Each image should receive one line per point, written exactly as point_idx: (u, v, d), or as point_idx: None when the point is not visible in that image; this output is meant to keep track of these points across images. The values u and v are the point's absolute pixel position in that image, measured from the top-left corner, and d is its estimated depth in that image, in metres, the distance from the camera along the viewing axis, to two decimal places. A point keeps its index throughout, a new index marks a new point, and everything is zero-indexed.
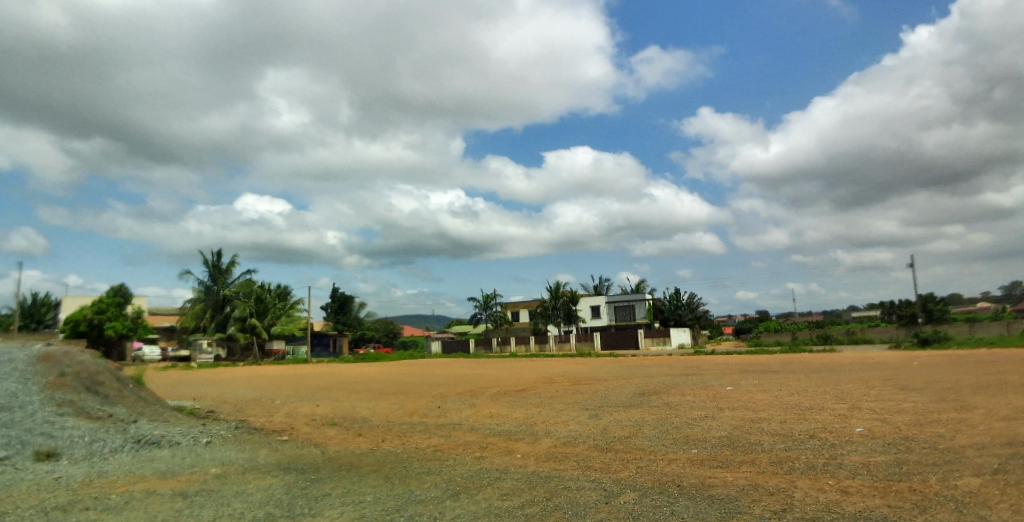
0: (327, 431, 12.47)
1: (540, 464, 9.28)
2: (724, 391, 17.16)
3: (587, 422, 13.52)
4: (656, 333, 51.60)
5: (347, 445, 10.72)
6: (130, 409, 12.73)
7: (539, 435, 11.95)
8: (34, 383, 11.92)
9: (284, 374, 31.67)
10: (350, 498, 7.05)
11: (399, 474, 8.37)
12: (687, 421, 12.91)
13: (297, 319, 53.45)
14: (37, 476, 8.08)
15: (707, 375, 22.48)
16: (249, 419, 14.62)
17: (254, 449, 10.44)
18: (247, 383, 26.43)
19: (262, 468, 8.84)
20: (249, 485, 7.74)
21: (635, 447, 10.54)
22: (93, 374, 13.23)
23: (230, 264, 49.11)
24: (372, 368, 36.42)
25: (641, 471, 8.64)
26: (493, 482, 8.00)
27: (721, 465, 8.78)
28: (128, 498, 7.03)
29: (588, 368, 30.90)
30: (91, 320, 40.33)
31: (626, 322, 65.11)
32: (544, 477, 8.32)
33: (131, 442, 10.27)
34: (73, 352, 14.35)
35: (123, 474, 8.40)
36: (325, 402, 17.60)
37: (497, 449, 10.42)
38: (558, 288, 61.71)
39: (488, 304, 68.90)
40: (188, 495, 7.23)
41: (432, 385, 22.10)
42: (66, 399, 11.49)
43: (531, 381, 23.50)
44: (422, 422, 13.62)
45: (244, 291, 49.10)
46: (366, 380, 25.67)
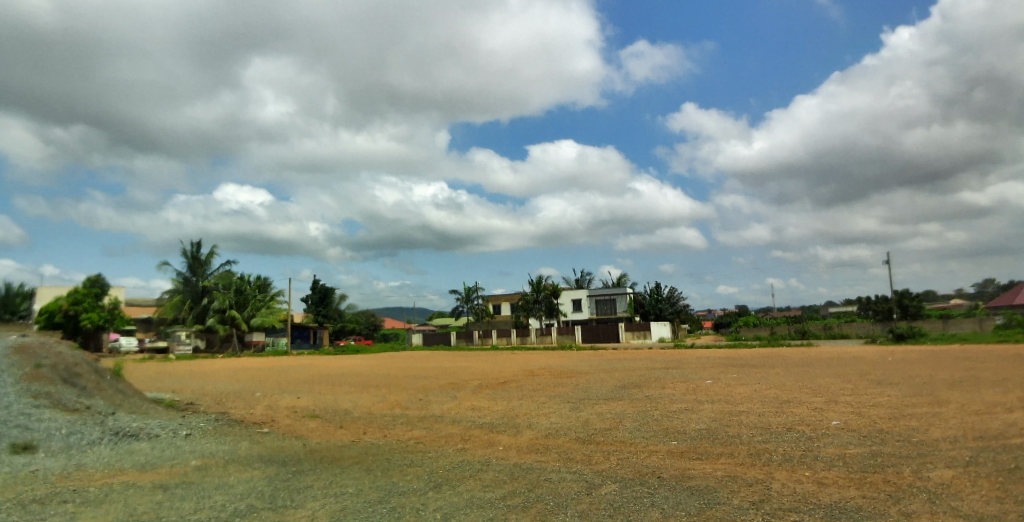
0: (309, 423, 12.42)
1: (522, 456, 9.37)
2: (704, 384, 17.40)
3: (569, 414, 13.66)
4: (636, 327, 52.04)
5: (329, 438, 10.72)
6: (109, 402, 12.57)
7: (521, 427, 12.04)
8: (9, 374, 11.70)
9: (264, 367, 31.45)
10: (334, 490, 7.06)
11: (382, 467, 8.38)
12: (667, 414, 13.08)
13: (278, 310, 53.07)
14: (14, 469, 7.98)
15: (687, 369, 22.78)
16: (230, 411, 14.54)
17: (235, 441, 10.39)
18: (226, 375, 26.15)
19: (244, 460, 8.80)
20: (231, 477, 7.70)
21: (615, 439, 10.67)
22: (70, 366, 13.05)
23: (210, 255, 48.45)
24: (353, 360, 36.18)
25: (621, 463, 8.76)
26: (477, 473, 8.06)
27: (700, 457, 8.93)
28: (108, 490, 6.98)
29: (569, 361, 31.08)
30: (66, 312, 39.63)
31: (608, 315, 65.57)
32: (526, 469, 8.39)
33: (109, 434, 10.16)
34: (47, 343, 14.11)
35: (102, 466, 8.32)
36: (307, 395, 17.50)
37: (479, 442, 10.49)
38: (540, 282, 61.84)
39: (470, 297, 68.94)
40: (168, 487, 7.18)
41: (413, 378, 22.09)
42: (42, 391, 11.32)
43: (513, 374, 23.61)
44: (404, 414, 13.64)
45: (223, 283, 48.62)
46: (347, 373, 25.55)
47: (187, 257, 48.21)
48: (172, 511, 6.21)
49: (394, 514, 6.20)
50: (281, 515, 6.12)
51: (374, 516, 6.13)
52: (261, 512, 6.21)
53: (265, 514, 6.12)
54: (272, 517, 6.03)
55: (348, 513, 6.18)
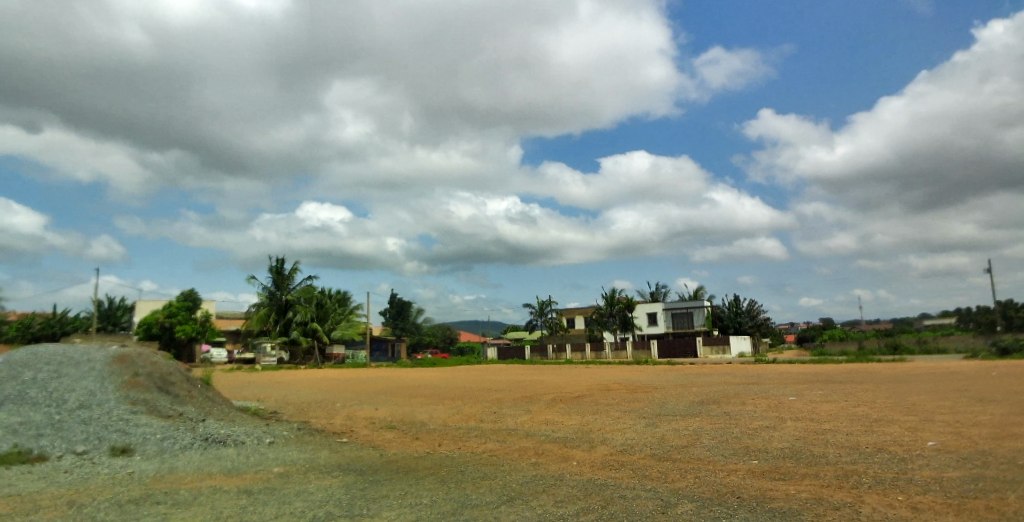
0: (385, 434, 12.65)
1: (595, 471, 9.17)
2: (787, 401, 16.55)
3: (644, 430, 13.30)
4: (714, 342, 50.31)
5: (405, 448, 10.89)
6: (198, 409, 13.28)
7: (594, 443, 11.81)
8: (111, 381, 12.58)
9: (344, 378, 32.51)
10: (408, 500, 7.12)
11: (454, 478, 8.41)
12: (747, 432, 12.50)
13: (356, 324, 54.84)
14: (113, 470, 8.54)
15: (768, 385, 21.75)
16: (311, 421, 15.06)
17: (316, 449, 10.71)
18: (308, 386, 27.14)
19: (322, 468, 9.05)
20: (310, 485, 7.92)
21: (693, 457, 10.27)
22: (164, 375, 13.91)
23: (293, 270, 50.48)
24: (429, 373, 36.81)
25: (699, 481, 8.41)
26: (550, 488, 7.93)
27: (782, 477, 8.44)
28: (197, 494, 7.32)
29: (643, 376, 30.37)
30: (163, 323, 42.94)
31: (684, 329, 63.74)
32: (600, 485, 8.21)
33: (199, 440, 10.73)
34: (146, 352, 15.11)
35: (192, 470, 8.78)
36: (384, 406, 17.92)
37: (553, 456, 10.35)
38: (612, 295, 60.96)
39: (543, 311, 68.98)
40: (252, 492, 7.47)
41: (487, 391, 22.19)
42: (139, 398, 12.11)
43: (587, 388, 23.30)
44: (478, 427, 13.69)
45: (305, 296, 50.48)
46: (422, 385, 26.00)
47: (272, 272, 50.57)
48: (255, 515, 6.42)
49: None
50: None
51: None
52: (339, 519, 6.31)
53: None
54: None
55: None
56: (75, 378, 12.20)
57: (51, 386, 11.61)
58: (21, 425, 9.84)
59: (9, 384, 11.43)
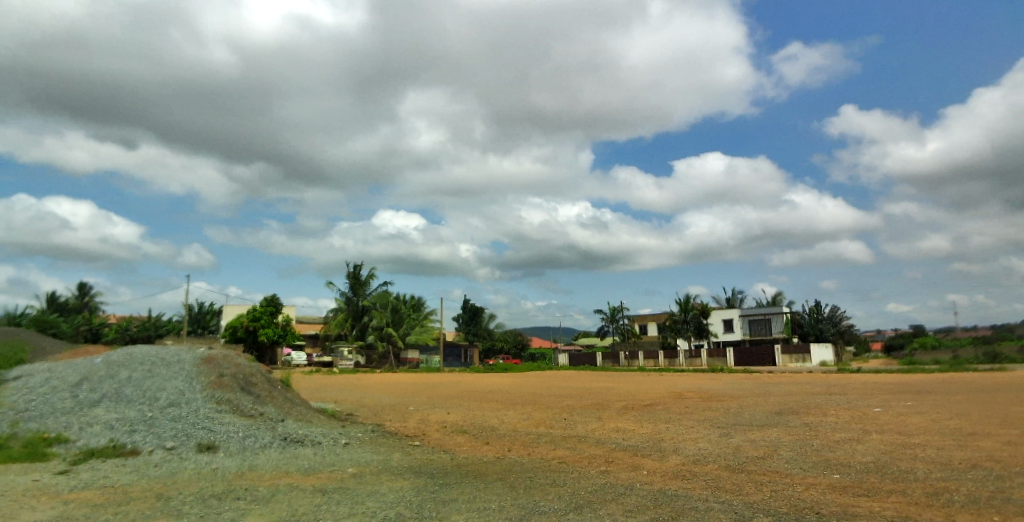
0: (457, 439, 12.80)
1: (667, 482, 8.94)
2: (873, 412, 15.60)
3: (718, 440, 12.87)
4: (794, 349, 48.11)
5: (475, 453, 11.01)
6: (279, 410, 13.92)
7: (666, 452, 11.51)
8: (199, 381, 13.37)
9: (417, 382, 33.21)
10: (477, 505, 7.13)
11: (523, 485, 8.40)
12: (828, 444, 11.87)
13: (430, 329, 55.89)
14: (199, 466, 9.07)
15: (852, 395, 20.58)
16: (386, 423, 15.47)
17: (388, 452, 10.98)
18: (384, 389, 27.88)
19: (395, 470, 9.25)
20: (382, 486, 8.05)
21: (769, 469, 9.84)
22: (247, 376, 14.66)
23: (369, 276, 52.01)
24: (499, 379, 37.06)
25: (775, 495, 8.04)
26: (618, 497, 7.80)
27: (866, 493, 7.95)
28: (275, 491, 7.61)
29: (719, 384, 29.40)
30: (247, 327, 45.49)
31: (762, 336, 61.30)
32: (670, 496, 8.00)
33: (278, 439, 11.23)
34: (230, 355, 15.95)
35: (271, 468, 9.20)
36: (456, 410, 18.16)
37: (623, 465, 10.16)
38: (687, 301, 59.56)
39: (615, 317, 68.13)
40: (327, 492, 7.70)
41: (557, 397, 22.11)
42: (224, 398, 12.80)
43: (659, 396, 22.80)
44: (548, 433, 13.64)
45: (381, 302, 51.86)
46: (493, 390, 26.21)
47: (350, 278, 52.33)
48: (328, 514, 6.53)
49: None
50: None
51: None
52: None
53: None
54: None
55: None
56: (167, 378, 13.06)
57: (145, 385, 12.47)
58: (118, 421, 10.62)
59: (108, 383, 12.36)
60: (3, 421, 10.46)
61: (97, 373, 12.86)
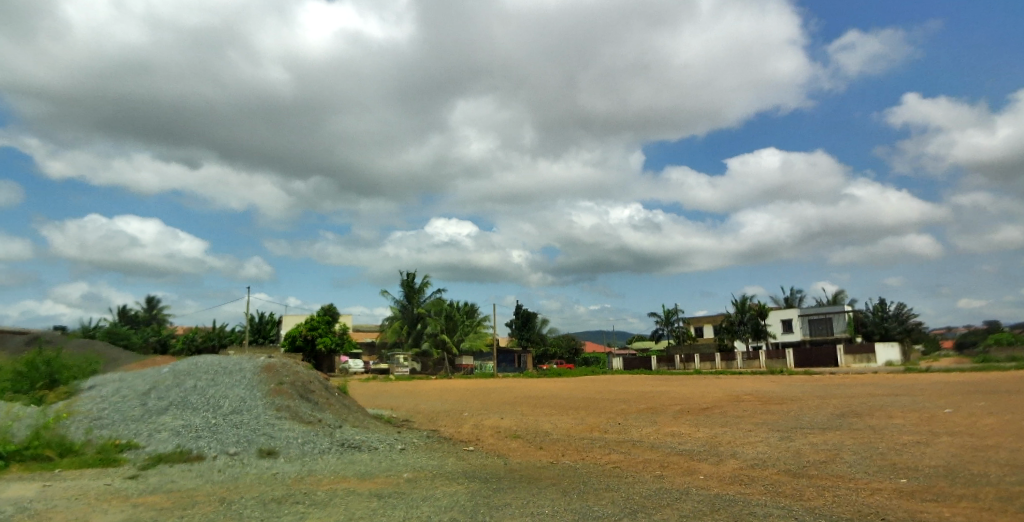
0: (510, 444, 12.89)
1: (724, 486, 8.77)
2: (943, 413, 14.89)
3: (777, 443, 12.51)
4: (858, 349, 46.24)
5: (528, 458, 11.05)
6: (337, 416, 14.33)
7: (723, 457, 11.26)
8: (260, 389, 13.91)
9: (471, 388, 33.52)
10: (531, 509, 7.10)
11: (577, 490, 8.37)
12: (894, 447, 11.36)
13: (484, 335, 56.21)
14: (261, 471, 9.44)
15: (921, 396, 19.60)
16: (440, 429, 15.70)
17: (443, 457, 11.18)
18: (439, 395, 28.27)
19: (449, 475, 9.35)
20: (437, 490, 8.10)
21: (832, 474, 9.50)
22: (305, 383, 15.16)
23: (423, 284, 52.74)
24: (553, 383, 36.98)
25: (837, 501, 7.76)
26: (674, 502, 7.69)
27: (935, 498, 7.57)
28: (333, 495, 7.82)
29: (778, 386, 28.51)
30: (306, 336, 47.05)
31: (823, 336, 59.15)
32: (728, 501, 7.84)
33: (336, 444, 11.58)
34: (288, 363, 16.51)
35: (329, 473, 9.50)
36: (509, 416, 18.26)
37: (678, 469, 10.02)
38: (744, 302, 58.05)
39: (669, 320, 67.07)
40: (382, 496, 7.79)
41: (611, 402, 21.93)
42: (284, 405, 13.28)
43: (715, 399, 22.31)
44: (602, 438, 13.56)
45: (435, 309, 52.48)
46: (546, 395, 26.22)
47: (404, 286, 53.23)
48: (385, 516, 6.57)
49: None
50: None
51: None
52: None
53: None
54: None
55: None
56: (228, 386, 13.63)
57: (210, 393, 13.06)
58: (184, 428, 11.18)
59: (175, 391, 13.00)
60: (80, 429, 11.17)
61: (165, 382, 13.55)
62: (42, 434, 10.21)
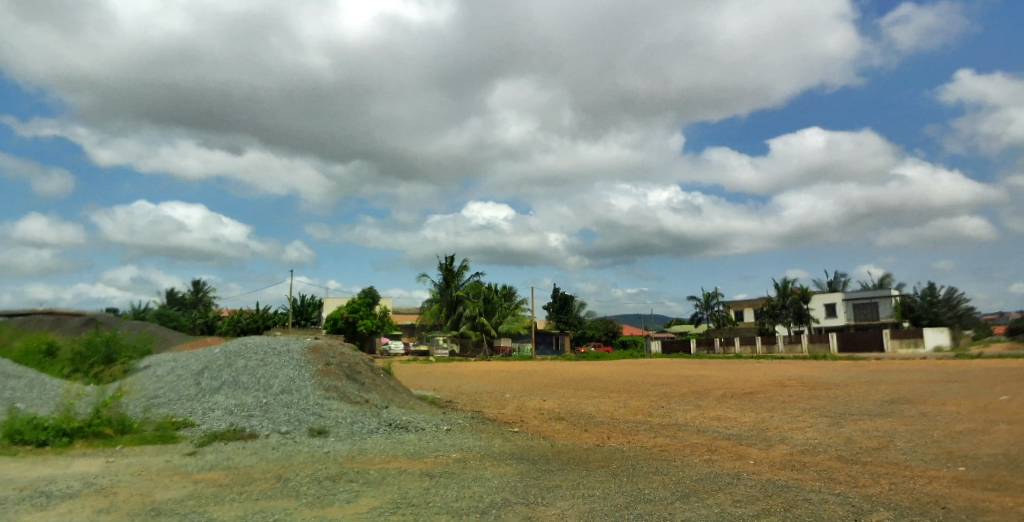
0: (554, 425, 12.93)
1: (775, 472, 8.63)
2: (999, 400, 14.33)
3: (827, 429, 12.24)
4: (905, 334, 44.93)
5: (574, 440, 11.06)
6: (382, 396, 14.58)
7: (772, 442, 11.08)
8: (308, 369, 14.22)
9: (510, 371, 33.73)
10: (582, 491, 7.08)
11: (627, 472, 8.35)
12: (950, 435, 10.99)
13: (522, 317, 56.33)
14: (312, 449, 9.68)
15: (975, 383, 18.88)
16: (484, 410, 15.84)
17: (489, 437, 11.28)
18: (480, 376, 28.53)
19: (497, 456, 9.41)
20: (487, 471, 8.16)
21: (886, 461, 9.26)
22: (351, 364, 15.44)
23: (461, 267, 53.05)
24: (591, 366, 36.96)
25: (894, 489, 7.57)
26: (726, 487, 7.60)
27: (996, 488, 7.32)
28: (385, 475, 7.94)
29: (823, 371, 27.91)
30: (347, 318, 48.08)
31: (869, 321, 57.69)
32: (781, 487, 7.72)
33: (384, 424, 11.78)
34: (334, 344, 16.84)
35: (379, 452, 9.67)
36: (552, 398, 18.28)
37: (727, 454, 9.92)
38: (785, 285, 56.97)
39: (709, 303, 66.21)
40: (433, 476, 7.86)
41: (652, 385, 21.72)
42: (332, 385, 13.56)
43: (759, 384, 21.90)
44: (647, 421, 13.48)
45: (474, 292, 52.85)
46: (587, 377, 26.20)
47: (443, 270, 53.63)
48: (438, 496, 6.65)
49: (640, 520, 5.98)
50: (535, 510, 6.18)
51: (623, 519, 5.97)
52: (515, 505, 6.32)
53: (520, 508, 6.23)
54: (526, 510, 6.14)
55: (595, 515, 6.06)
56: (278, 366, 13.98)
57: (261, 373, 13.43)
58: (237, 407, 11.51)
59: (227, 371, 13.40)
60: (138, 407, 11.61)
61: (217, 362, 13.97)
62: (103, 411, 10.65)
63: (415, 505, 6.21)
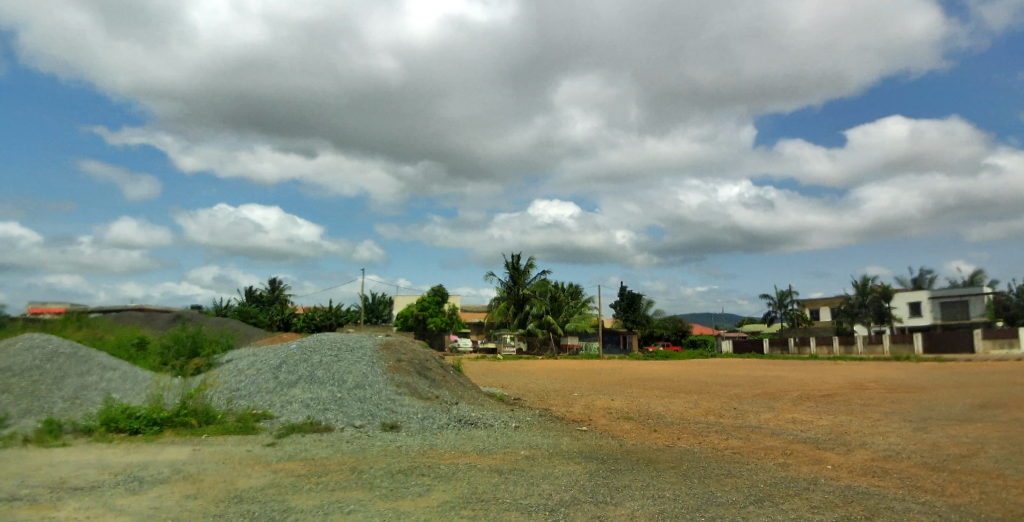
0: (623, 425, 12.75)
1: (855, 478, 8.19)
2: None
3: (912, 435, 11.50)
4: (999, 334, 41.88)
5: (643, 440, 10.88)
6: (452, 393, 14.77)
7: (851, 446, 10.51)
8: (381, 365, 14.59)
9: (577, 369, 33.56)
10: (652, 492, 6.94)
11: (698, 474, 8.13)
12: None
13: (589, 316, 55.91)
14: (385, 443, 9.91)
15: None
16: (552, 408, 15.81)
17: (557, 436, 11.22)
18: (547, 375, 28.50)
19: (565, 454, 9.36)
20: (556, 469, 8.13)
21: (977, 469, 8.61)
22: (422, 361, 15.74)
23: (528, 265, 53.23)
24: (659, 366, 36.24)
25: (986, 498, 7.02)
26: (802, 492, 7.26)
27: None
28: (455, 469, 8.03)
29: (908, 373, 26.29)
30: (418, 316, 49.13)
31: (958, 321, 54.12)
32: (861, 493, 7.30)
33: (454, 420, 11.93)
34: (405, 341, 17.21)
35: (449, 448, 9.80)
36: (620, 397, 18.04)
37: (803, 458, 9.49)
38: (865, 283, 54.09)
39: (782, 301, 63.80)
40: (503, 472, 7.89)
41: (724, 386, 21.09)
42: (403, 381, 13.85)
43: (838, 385, 20.88)
44: (718, 422, 13.10)
45: (541, 290, 52.95)
46: (656, 377, 25.73)
47: (509, 268, 53.96)
48: (508, 493, 6.67)
49: None
50: (604, 510, 6.11)
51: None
52: (583, 503, 6.27)
53: (589, 507, 6.16)
54: (596, 508, 6.09)
55: (667, 517, 5.93)
56: (352, 362, 14.41)
57: (336, 368, 13.90)
58: (313, 400, 11.94)
59: (303, 366, 13.94)
60: (222, 399, 12.23)
61: (294, 357, 14.55)
62: (190, 402, 11.27)
63: (485, 501, 6.24)
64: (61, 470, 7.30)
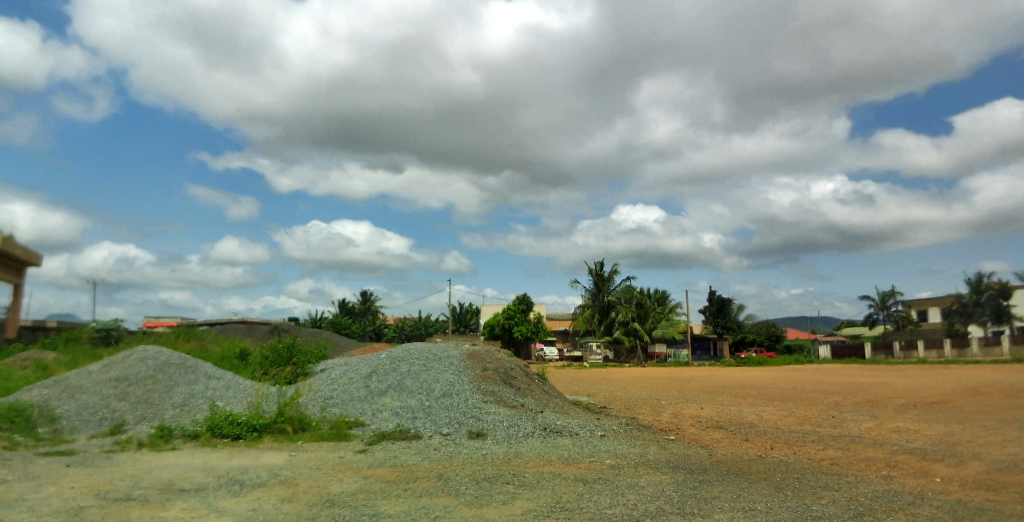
0: (713, 434, 12.26)
1: (969, 492, 7.43)
2: None
3: None
4: None
5: (735, 449, 10.40)
6: (537, 401, 14.74)
7: (967, 457, 9.56)
8: (466, 374, 14.78)
9: (665, 377, 32.68)
10: (742, 504, 6.59)
11: (792, 486, 7.66)
12: None
13: (677, 322, 54.39)
14: (471, 451, 9.99)
15: None
16: (639, 416, 15.45)
17: (644, 445, 10.92)
18: (635, 383, 27.93)
19: (652, 464, 9.08)
20: (642, 479, 7.90)
21: None
22: (507, 369, 15.81)
23: (613, 272, 52.50)
24: (752, 372, 34.73)
25: None
26: (908, 507, 6.66)
27: None
28: (540, 478, 7.98)
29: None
30: (504, 325, 49.58)
31: None
32: (976, 509, 6.60)
33: (539, 428, 11.89)
34: (491, 350, 17.38)
35: (534, 456, 9.76)
36: (711, 405, 17.39)
37: (911, 470, 8.72)
38: (980, 281, 49.60)
39: (885, 302, 59.52)
40: (588, 481, 7.75)
41: (823, 393, 19.87)
42: (488, 389, 13.96)
43: (952, 392, 19.15)
44: (816, 432, 12.33)
45: (626, 296, 52.07)
46: (750, 385, 24.62)
47: (594, 275, 53.44)
48: (593, 502, 6.53)
49: None
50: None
51: None
52: (670, 515, 6.03)
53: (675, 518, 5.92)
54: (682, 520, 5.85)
55: None
56: (439, 371, 14.70)
57: (424, 377, 14.21)
58: (402, 409, 12.25)
59: (392, 375, 14.34)
60: (317, 406, 12.76)
61: (384, 366, 15.00)
62: (287, 410, 11.84)
63: (569, 510, 6.15)
64: (171, 472, 7.86)
